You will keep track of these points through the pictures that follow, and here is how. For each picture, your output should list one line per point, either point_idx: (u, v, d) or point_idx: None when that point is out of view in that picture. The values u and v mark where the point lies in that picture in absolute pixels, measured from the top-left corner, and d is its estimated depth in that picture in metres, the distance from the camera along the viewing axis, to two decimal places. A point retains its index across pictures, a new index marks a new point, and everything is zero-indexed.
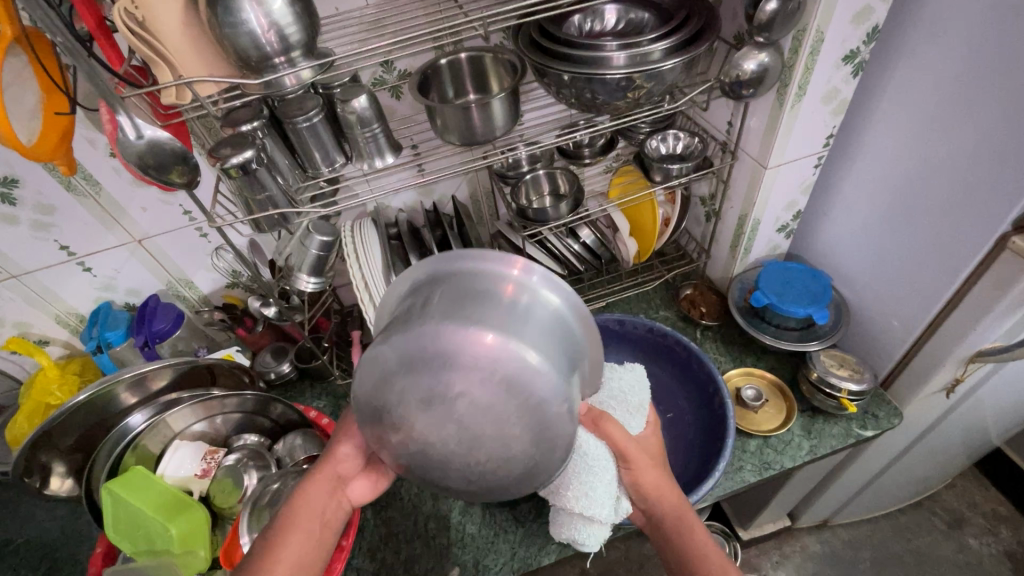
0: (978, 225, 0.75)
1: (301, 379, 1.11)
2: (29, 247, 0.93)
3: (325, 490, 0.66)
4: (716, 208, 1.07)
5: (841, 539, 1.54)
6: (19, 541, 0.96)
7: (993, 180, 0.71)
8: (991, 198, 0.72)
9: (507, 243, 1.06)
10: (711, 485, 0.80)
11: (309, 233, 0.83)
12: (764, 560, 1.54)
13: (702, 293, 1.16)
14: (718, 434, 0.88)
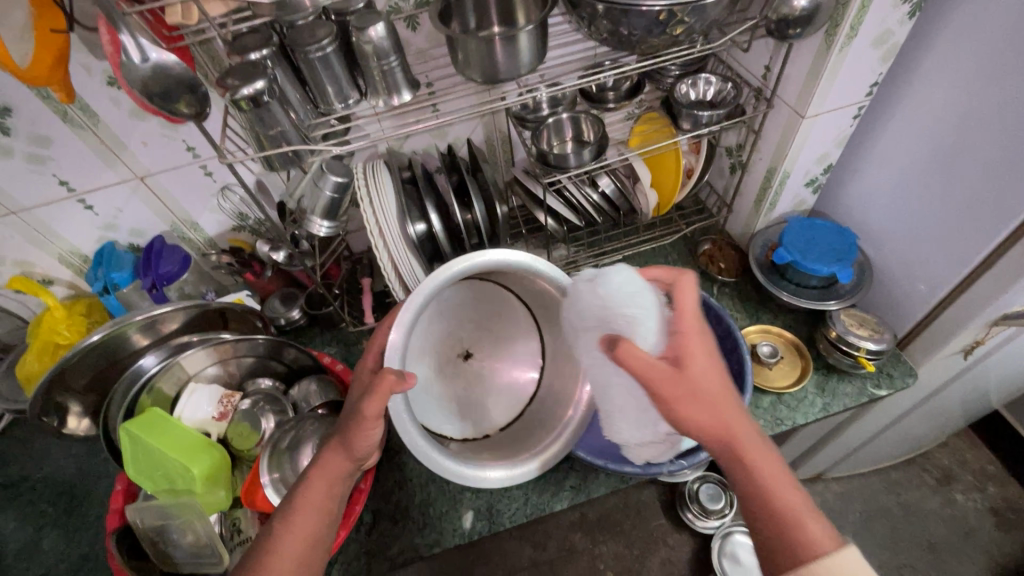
0: (1007, 201, 0.73)
1: (311, 325, 1.11)
2: (27, 182, 0.89)
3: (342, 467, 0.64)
4: (744, 159, 1.02)
5: (833, 491, 1.58)
6: (37, 477, 0.98)
7: (1015, 167, 0.71)
8: (1010, 183, 0.72)
9: (525, 192, 1.02)
10: None
11: (323, 173, 0.78)
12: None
13: (721, 249, 1.12)
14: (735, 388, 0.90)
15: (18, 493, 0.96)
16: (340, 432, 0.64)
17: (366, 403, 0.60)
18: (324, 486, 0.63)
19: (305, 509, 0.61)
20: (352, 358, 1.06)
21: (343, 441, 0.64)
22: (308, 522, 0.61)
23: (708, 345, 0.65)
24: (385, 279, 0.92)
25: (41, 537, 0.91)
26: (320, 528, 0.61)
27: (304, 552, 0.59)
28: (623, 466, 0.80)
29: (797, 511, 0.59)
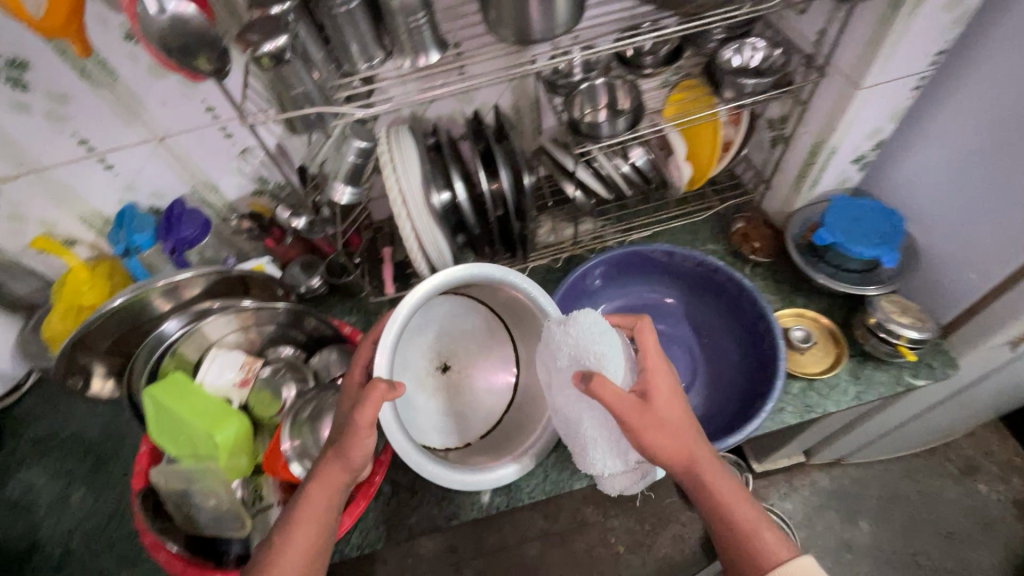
0: None
1: (330, 294, 1.10)
2: (46, 140, 0.87)
3: (337, 481, 0.63)
4: (787, 133, 0.96)
5: (851, 476, 1.56)
6: (66, 434, 1.00)
7: None
8: None
9: (552, 162, 0.98)
10: (758, 424, 0.79)
11: (346, 137, 0.75)
12: (772, 491, 1.56)
13: (756, 228, 1.08)
14: (766, 372, 0.88)
15: (48, 449, 0.99)
16: (334, 443, 0.63)
17: (358, 415, 0.61)
18: (321, 500, 0.63)
19: (304, 523, 0.62)
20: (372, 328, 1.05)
21: (338, 453, 0.63)
22: (306, 536, 0.61)
23: (669, 380, 0.68)
24: (409, 254, 0.91)
25: (70, 492, 0.93)
26: (320, 539, 0.62)
27: (304, 565, 0.60)
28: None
29: (755, 524, 0.63)
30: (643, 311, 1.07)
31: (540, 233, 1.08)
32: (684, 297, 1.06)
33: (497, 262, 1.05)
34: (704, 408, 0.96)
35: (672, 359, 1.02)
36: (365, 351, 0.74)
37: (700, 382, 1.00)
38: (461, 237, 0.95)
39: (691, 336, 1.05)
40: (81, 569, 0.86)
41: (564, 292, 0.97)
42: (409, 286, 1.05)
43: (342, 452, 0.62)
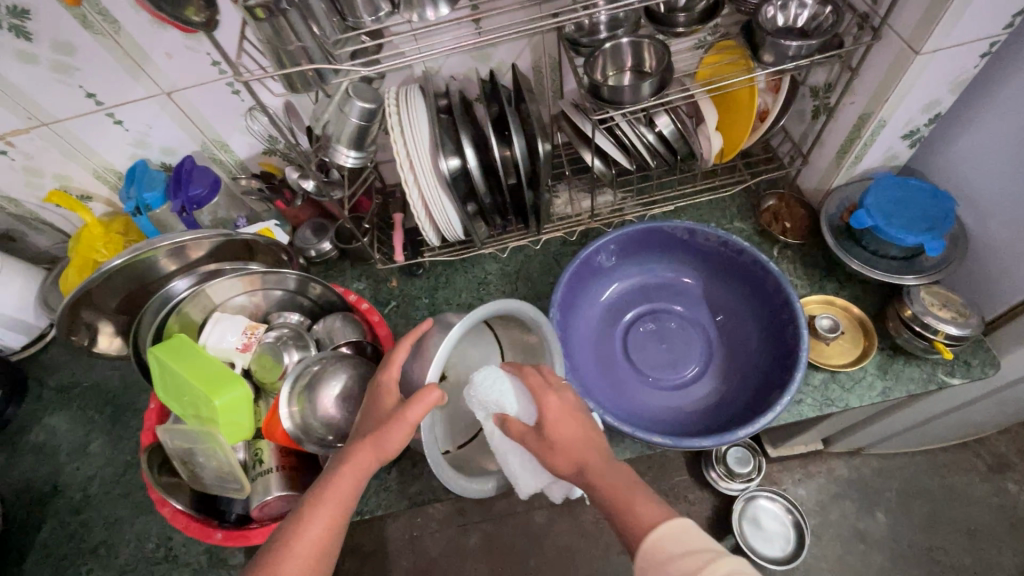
0: None
1: (341, 259, 1.09)
2: (55, 92, 0.86)
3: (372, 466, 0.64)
4: (831, 103, 0.88)
5: (871, 466, 1.51)
6: (86, 384, 1.03)
7: None
8: None
9: (572, 128, 0.92)
10: (773, 417, 0.76)
11: (349, 97, 0.71)
12: (786, 476, 1.52)
13: (789, 206, 1.01)
14: (786, 363, 0.84)
15: (70, 397, 1.02)
16: (373, 429, 0.65)
17: (410, 408, 0.64)
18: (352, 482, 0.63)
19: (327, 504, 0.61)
20: (380, 295, 1.04)
21: (376, 437, 0.64)
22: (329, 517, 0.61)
23: (560, 395, 0.67)
24: (417, 221, 0.91)
25: (89, 441, 0.96)
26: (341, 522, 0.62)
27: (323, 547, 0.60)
28: (653, 437, 0.77)
29: (639, 506, 0.58)
30: (660, 290, 1.02)
31: (556, 203, 1.04)
32: (703, 277, 1.01)
33: (510, 232, 1.01)
34: (717, 394, 0.92)
35: (688, 342, 0.98)
36: (401, 353, 0.71)
37: (716, 367, 0.95)
38: (471, 206, 0.91)
39: (709, 319, 0.99)
40: (97, 514, 0.89)
41: (574, 269, 0.93)
42: (417, 255, 1.02)
43: (380, 437, 0.63)
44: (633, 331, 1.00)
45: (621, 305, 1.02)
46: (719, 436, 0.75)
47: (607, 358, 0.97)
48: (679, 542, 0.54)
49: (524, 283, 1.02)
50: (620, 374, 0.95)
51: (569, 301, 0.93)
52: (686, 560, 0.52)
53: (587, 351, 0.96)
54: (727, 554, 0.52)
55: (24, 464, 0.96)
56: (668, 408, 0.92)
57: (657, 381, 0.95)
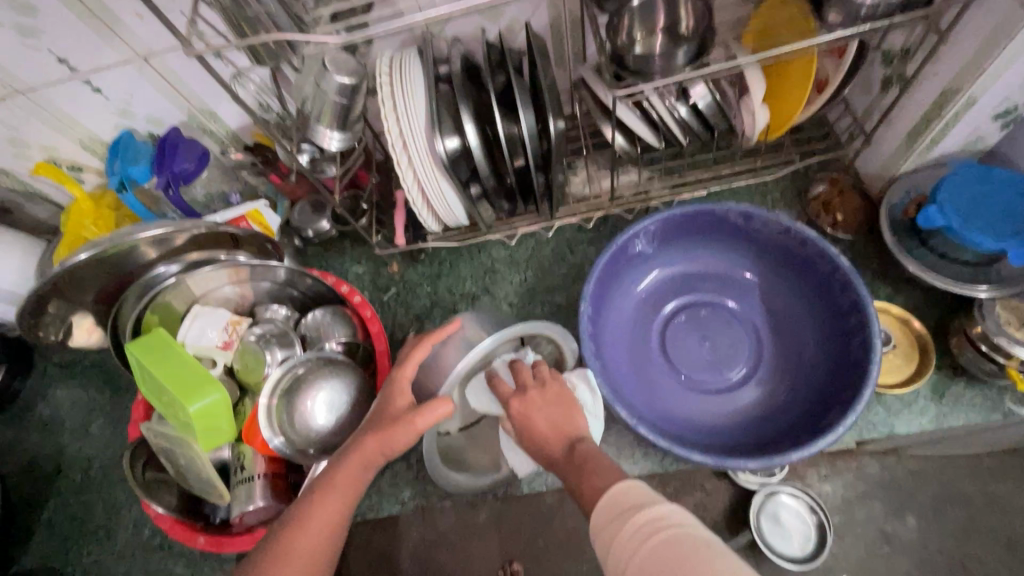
0: None
1: (341, 238, 1.02)
2: (24, 58, 0.78)
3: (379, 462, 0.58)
4: (908, 74, 0.73)
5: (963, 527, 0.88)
6: (86, 362, 1.00)
7: None
8: None
9: (592, 101, 0.80)
10: (831, 442, 0.63)
11: (327, 70, 0.62)
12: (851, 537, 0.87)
13: (842, 193, 0.87)
14: (851, 380, 0.68)
15: (70, 375, 1.00)
16: (376, 431, 0.58)
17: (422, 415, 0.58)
18: (358, 476, 0.57)
19: (331, 494, 0.56)
20: (381, 280, 0.97)
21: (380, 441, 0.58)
22: (330, 510, 0.55)
23: (525, 396, 0.61)
24: (413, 207, 0.83)
25: (89, 421, 0.95)
26: (343, 518, 0.56)
27: (321, 546, 0.54)
28: (691, 455, 0.64)
29: (588, 484, 0.51)
30: (707, 279, 0.85)
31: (573, 182, 0.93)
32: (761, 268, 0.83)
33: (519, 216, 0.91)
34: (765, 403, 0.77)
35: (736, 342, 0.82)
36: (421, 353, 0.64)
37: (767, 373, 0.79)
38: (475, 189, 0.81)
39: (763, 317, 0.83)
40: (99, 497, 0.89)
41: (609, 255, 0.76)
42: (419, 239, 0.94)
43: (388, 435, 0.57)
44: (673, 323, 0.84)
45: (659, 295, 0.85)
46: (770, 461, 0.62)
47: (640, 354, 0.82)
48: (612, 497, 0.47)
49: (535, 272, 0.94)
50: (653, 374, 0.80)
51: (601, 292, 0.77)
52: (617, 520, 0.45)
53: (617, 345, 0.80)
54: (660, 502, 0.45)
55: (30, 440, 0.95)
56: (707, 416, 0.77)
57: (695, 384, 0.80)
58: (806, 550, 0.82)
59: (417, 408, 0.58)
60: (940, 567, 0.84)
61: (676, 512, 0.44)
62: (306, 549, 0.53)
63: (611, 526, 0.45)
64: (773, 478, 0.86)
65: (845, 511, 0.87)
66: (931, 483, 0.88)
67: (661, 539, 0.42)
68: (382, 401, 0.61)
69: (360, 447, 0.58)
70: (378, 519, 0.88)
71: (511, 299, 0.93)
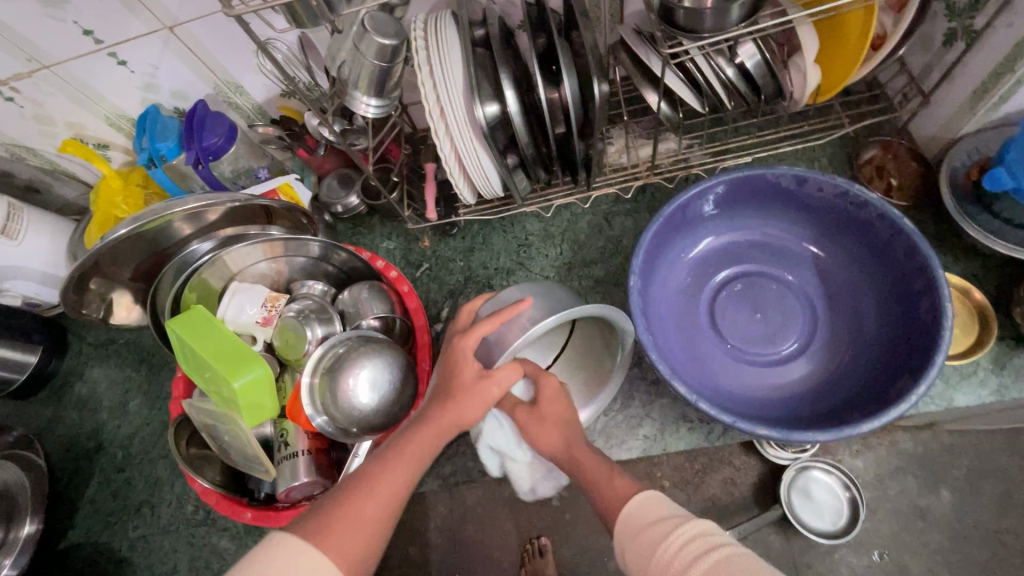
0: None
1: (370, 214, 1.00)
2: (48, 28, 0.75)
3: (448, 433, 0.58)
4: (977, 27, 0.68)
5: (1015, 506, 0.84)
6: (120, 343, 1.00)
7: None
8: None
9: (634, 63, 0.76)
10: (903, 410, 0.60)
11: (366, 32, 0.59)
12: (896, 516, 0.84)
13: (896, 157, 0.83)
14: (918, 344, 0.67)
15: (105, 355, 1.00)
16: (443, 404, 0.58)
17: (488, 386, 0.59)
18: (429, 444, 0.56)
19: (404, 460, 0.54)
20: (412, 257, 0.96)
21: (454, 408, 0.58)
22: (405, 474, 0.53)
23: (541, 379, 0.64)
24: (450, 178, 0.80)
25: (127, 400, 0.96)
26: (411, 486, 0.53)
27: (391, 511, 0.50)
28: (756, 428, 0.62)
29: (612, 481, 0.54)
30: (755, 250, 0.83)
31: (609, 151, 0.90)
32: (813, 235, 0.80)
33: (554, 187, 0.89)
34: (820, 375, 0.76)
35: (788, 312, 0.80)
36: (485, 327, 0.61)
37: (819, 342, 0.78)
38: (511, 159, 0.78)
39: (814, 286, 0.80)
40: (140, 473, 0.90)
41: (659, 225, 0.74)
42: (451, 213, 0.92)
43: (461, 405, 0.58)
44: (721, 294, 0.81)
45: (707, 267, 0.83)
46: (841, 429, 0.60)
47: (688, 326, 0.80)
48: (649, 515, 0.47)
49: (570, 245, 0.91)
50: (701, 347, 0.78)
51: (648, 264, 0.75)
52: (657, 534, 0.45)
53: (665, 319, 0.78)
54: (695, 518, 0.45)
55: (70, 418, 0.96)
56: (761, 389, 0.76)
57: (745, 355, 0.78)
58: (838, 525, 0.81)
59: (484, 379, 0.59)
60: (975, 542, 0.82)
61: (716, 530, 0.43)
62: (374, 516, 0.48)
63: (646, 543, 0.45)
64: (805, 453, 0.83)
65: (879, 487, 0.85)
66: (968, 456, 0.86)
67: (695, 558, 0.42)
68: (445, 371, 0.60)
69: (436, 417, 0.57)
70: (411, 497, 0.88)
71: (546, 273, 0.90)
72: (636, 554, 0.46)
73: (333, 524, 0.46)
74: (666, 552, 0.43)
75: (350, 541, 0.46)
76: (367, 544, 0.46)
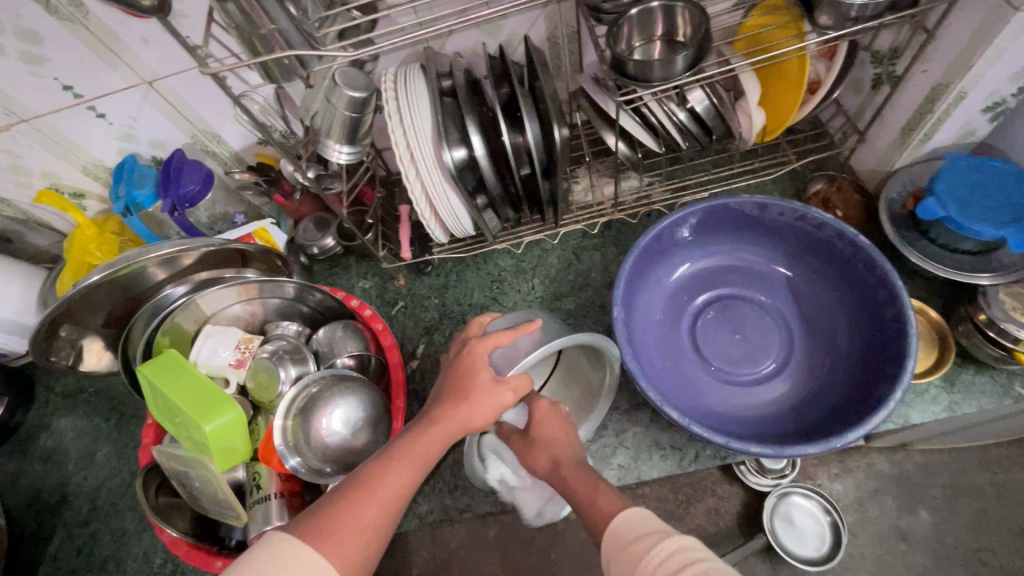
0: None
1: (346, 255, 1.02)
2: (28, 85, 0.78)
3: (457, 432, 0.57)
4: (897, 72, 0.75)
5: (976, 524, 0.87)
6: (89, 391, 0.98)
7: None
8: None
9: (593, 108, 0.81)
10: (881, 418, 0.63)
11: (337, 86, 0.63)
12: (871, 538, 0.85)
13: (840, 190, 0.89)
14: (888, 354, 0.70)
15: (73, 404, 0.98)
16: (453, 405, 0.56)
17: (501, 393, 0.58)
18: (436, 443, 0.54)
19: (411, 460, 0.52)
20: (387, 295, 0.97)
21: (467, 408, 0.56)
22: (410, 476, 0.51)
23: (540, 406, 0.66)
24: (421, 219, 0.84)
25: (95, 450, 0.93)
26: (415, 487, 0.52)
27: (391, 514, 0.49)
28: (749, 446, 0.63)
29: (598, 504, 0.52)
30: (730, 274, 0.87)
31: (575, 190, 0.94)
32: (783, 258, 0.85)
33: (524, 225, 0.93)
34: (797, 394, 0.78)
35: (766, 332, 0.83)
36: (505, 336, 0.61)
37: (797, 361, 0.81)
38: (481, 200, 0.82)
39: (788, 306, 0.84)
40: (107, 525, 0.88)
41: (637, 251, 0.77)
42: (426, 252, 0.95)
43: (474, 406, 0.56)
44: (700, 319, 0.85)
45: (687, 291, 0.86)
46: (827, 441, 0.62)
47: (673, 351, 0.82)
48: (625, 528, 0.47)
49: (542, 281, 0.94)
50: (684, 369, 0.81)
51: (629, 292, 0.78)
52: (630, 545, 0.45)
53: (649, 345, 0.81)
54: (675, 533, 0.44)
55: (35, 471, 0.93)
56: (744, 409, 0.78)
57: (728, 376, 0.80)
58: (822, 551, 0.83)
59: (499, 384, 0.58)
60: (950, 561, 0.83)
61: (696, 546, 0.43)
62: (374, 519, 0.47)
63: (625, 558, 0.44)
64: (785, 480, 0.84)
65: (855, 510, 0.86)
66: (938, 476, 0.88)
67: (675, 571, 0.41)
68: (461, 371, 0.59)
69: (447, 418, 0.56)
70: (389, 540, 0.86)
71: (520, 307, 0.93)
72: (615, 565, 0.45)
73: (331, 526, 0.45)
74: (648, 567, 0.42)
75: (348, 544, 0.45)
76: (364, 550, 0.45)
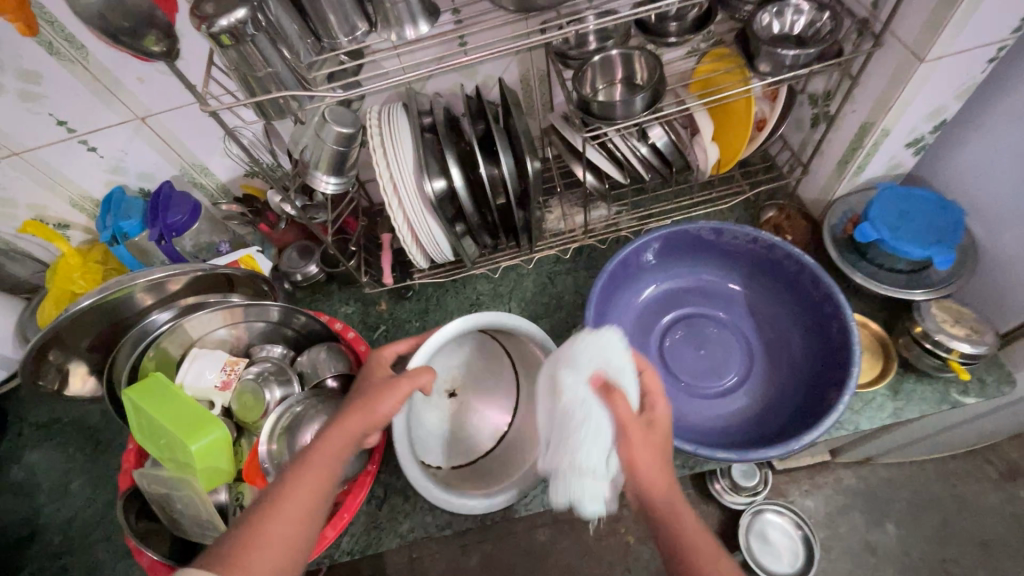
0: None
1: (328, 282, 1.05)
2: (24, 121, 0.82)
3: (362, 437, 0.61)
4: (831, 112, 0.85)
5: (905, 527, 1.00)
6: (65, 421, 0.98)
7: None
8: None
9: (563, 143, 0.88)
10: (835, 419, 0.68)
11: (326, 122, 0.69)
12: None
13: (789, 217, 0.97)
14: (835, 362, 0.76)
15: (48, 435, 0.97)
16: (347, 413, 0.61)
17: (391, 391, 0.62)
18: (336, 451, 0.58)
19: (313, 474, 0.56)
20: (369, 320, 1.01)
21: (361, 413, 0.61)
22: (313, 489, 0.55)
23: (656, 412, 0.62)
24: (404, 245, 0.88)
25: (69, 480, 0.92)
26: (323, 499, 0.56)
27: (304, 525, 0.53)
28: (717, 452, 0.68)
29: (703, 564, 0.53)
30: (690, 294, 0.93)
31: (548, 219, 1.00)
32: (739, 278, 0.91)
33: (501, 251, 0.98)
34: (758, 403, 0.84)
35: (726, 347, 0.89)
36: None
37: (756, 373, 0.86)
38: (459, 227, 0.87)
39: (745, 323, 0.90)
40: (79, 557, 0.86)
41: (607, 274, 0.83)
42: (407, 277, 0.99)
43: (369, 410, 0.61)
44: (668, 338, 0.90)
45: (653, 312, 0.92)
46: (786, 445, 0.67)
47: None
48: None
49: (517, 304, 0.99)
50: None
51: (601, 311, 0.83)
52: None
53: None
54: None
55: (4, 504, 0.91)
56: (712, 420, 0.83)
57: (695, 390, 0.85)
58: (795, 566, 1.04)
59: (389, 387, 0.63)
60: None
61: None
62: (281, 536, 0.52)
63: None
64: (759, 498, 1.10)
65: None
66: None
67: None
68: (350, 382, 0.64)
69: (345, 423, 0.60)
70: None
71: None
72: None
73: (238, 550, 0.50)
74: None
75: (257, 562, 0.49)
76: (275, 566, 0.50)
